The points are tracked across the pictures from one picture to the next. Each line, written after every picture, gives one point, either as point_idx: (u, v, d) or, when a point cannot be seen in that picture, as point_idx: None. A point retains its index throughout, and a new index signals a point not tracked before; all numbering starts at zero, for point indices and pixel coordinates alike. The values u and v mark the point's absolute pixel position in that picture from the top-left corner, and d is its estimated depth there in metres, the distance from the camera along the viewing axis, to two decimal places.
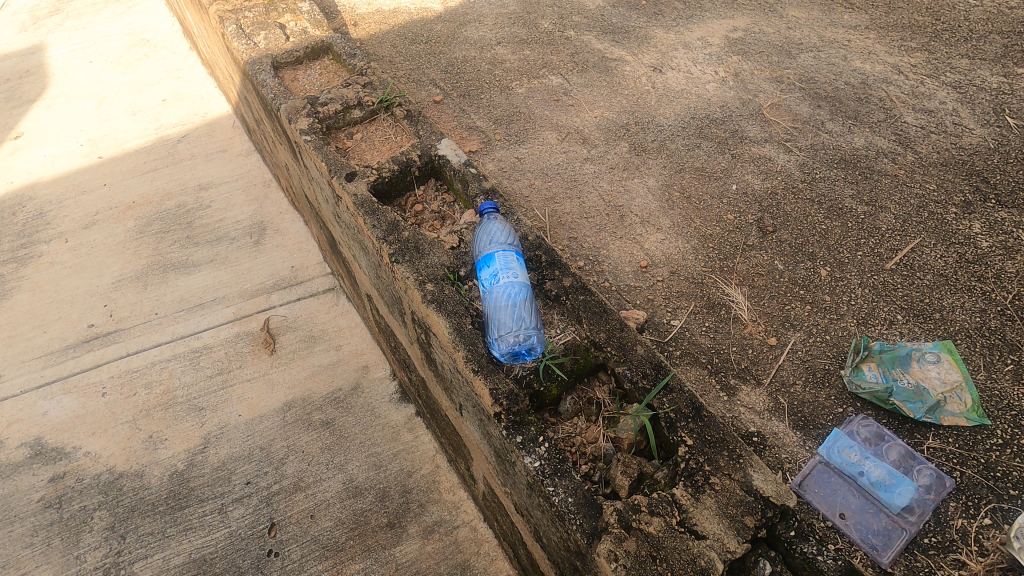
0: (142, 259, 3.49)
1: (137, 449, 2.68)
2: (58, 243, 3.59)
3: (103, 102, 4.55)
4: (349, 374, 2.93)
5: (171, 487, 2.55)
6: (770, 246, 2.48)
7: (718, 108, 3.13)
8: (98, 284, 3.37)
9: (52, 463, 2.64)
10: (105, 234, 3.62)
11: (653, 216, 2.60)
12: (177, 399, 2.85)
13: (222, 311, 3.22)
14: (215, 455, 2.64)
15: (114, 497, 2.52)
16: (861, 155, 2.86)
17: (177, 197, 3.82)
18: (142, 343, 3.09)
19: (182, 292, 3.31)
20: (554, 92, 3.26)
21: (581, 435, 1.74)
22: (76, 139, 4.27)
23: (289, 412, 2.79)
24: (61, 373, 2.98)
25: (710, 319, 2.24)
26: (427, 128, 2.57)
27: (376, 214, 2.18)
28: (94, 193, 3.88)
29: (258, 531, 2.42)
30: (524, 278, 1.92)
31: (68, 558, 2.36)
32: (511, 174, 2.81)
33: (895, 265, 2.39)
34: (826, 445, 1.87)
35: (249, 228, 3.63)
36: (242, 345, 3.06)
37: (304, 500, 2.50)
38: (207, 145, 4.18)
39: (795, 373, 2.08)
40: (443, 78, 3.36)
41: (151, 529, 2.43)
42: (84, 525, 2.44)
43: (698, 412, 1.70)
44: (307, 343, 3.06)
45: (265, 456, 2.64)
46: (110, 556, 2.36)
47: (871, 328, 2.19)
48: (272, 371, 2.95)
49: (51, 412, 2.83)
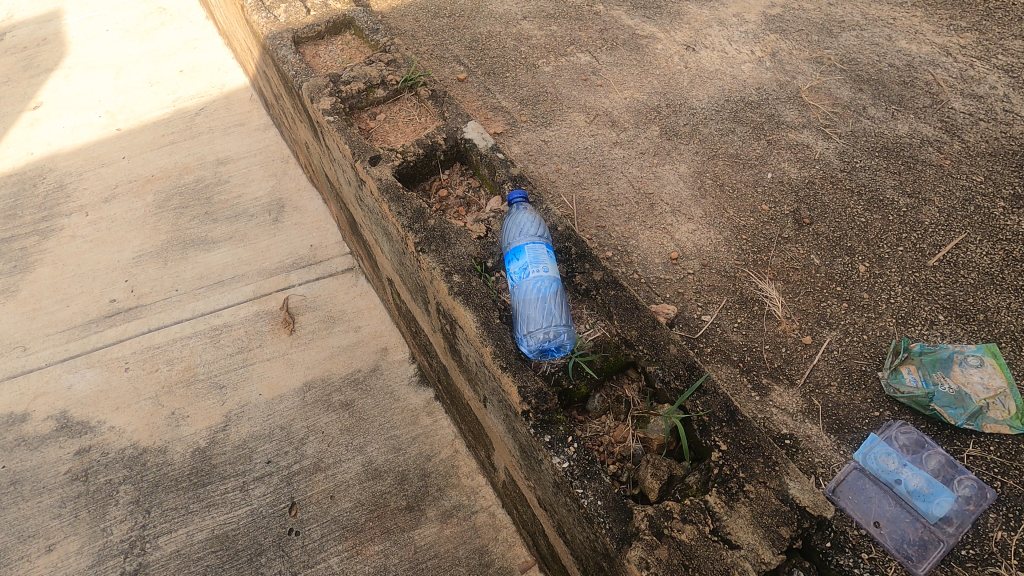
0: (161, 235, 3.47)
1: (160, 425, 2.71)
2: (78, 217, 3.59)
3: (121, 73, 4.49)
4: (368, 356, 2.91)
5: (193, 463, 2.58)
6: (807, 239, 2.38)
7: (754, 91, 3.00)
8: (119, 259, 3.37)
9: (77, 437, 2.68)
10: (125, 208, 3.61)
11: (684, 205, 2.51)
12: (199, 376, 2.87)
13: (242, 289, 3.21)
14: (237, 434, 2.66)
15: (138, 472, 2.56)
16: (905, 143, 2.73)
17: (196, 171, 3.79)
18: (163, 319, 3.10)
19: (202, 269, 3.30)
20: (582, 71, 3.13)
21: (610, 433, 1.72)
22: (94, 110, 4.23)
23: (308, 393, 2.79)
24: (84, 348, 3.00)
25: (742, 315, 2.16)
26: (452, 109, 2.48)
27: (401, 200, 2.11)
28: (114, 166, 3.86)
29: (279, 510, 2.44)
30: (555, 271, 1.84)
31: (95, 530, 2.40)
32: (538, 158, 2.71)
33: (938, 262, 2.30)
34: (863, 451, 1.81)
35: (268, 205, 3.59)
36: (262, 324, 3.06)
37: (324, 480, 2.52)
38: (225, 118, 4.13)
39: (831, 374, 2.00)
40: (467, 55, 3.24)
41: (175, 503, 2.46)
42: (110, 499, 2.48)
43: (733, 416, 1.65)
44: (327, 324, 3.06)
45: (286, 436, 2.65)
46: (135, 529, 2.40)
47: (911, 329, 2.11)
48: (292, 351, 2.95)
49: (76, 386, 2.86)
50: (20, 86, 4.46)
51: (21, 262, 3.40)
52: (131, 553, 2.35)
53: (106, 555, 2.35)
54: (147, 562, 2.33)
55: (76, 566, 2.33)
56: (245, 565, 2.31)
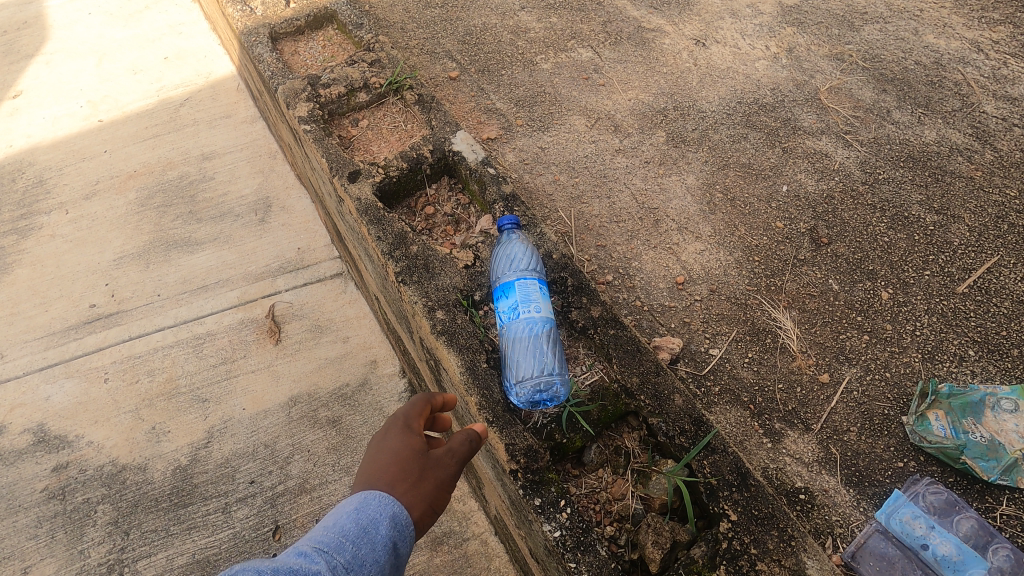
0: (144, 235, 3.29)
1: (141, 441, 2.56)
2: (58, 216, 3.40)
3: (104, 59, 4.26)
4: (355, 369, 2.75)
5: (173, 482, 2.44)
6: (825, 261, 2.19)
7: (769, 92, 2.77)
8: (100, 261, 3.20)
9: (55, 452, 2.54)
10: (106, 207, 3.43)
11: (692, 222, 2.31)
12: (180, 389, 2.71)
13: (226, 295, 3.03)
14: (219, 451, 2.52)
15: (117, 492, 2.42)
16: (932, 152, 2.51)
17: (179, 167, 3.59)
18: (144, 326, 2.94)
19: (185, 274, 3.12)
20: (583, 69, 2.91)
21: (607, 490, 1.57)
22: (76, 100, 4.01)
23: (294, 408, 2.64)
24: (63, 356, 2.84)
25: (753, 348, 1.98)
26: (440, 116, 2.27)
27: (382, 223, 1.93)
28: (95, 160, 3.66)
29: (263, 534, 2.31)
30: (548, 310, 1.66)
31: (72, 553, 2.27)
32: (534, 166, 2.51)
33: (968, 289, 2.11)
34: (886, 510, 1.65)
35: (253, 205, 3.40)
36: (246, 333, 2.89)
37: (310, 503, 2.38)
38: (211, 110, 3.90)
39: (850, 419, 1.83)
40: (460, 49, 3.01)
41: (155, 525, 2.33)
42: (88, 519, 2.35)
43: (745, 480, 1.49)
44: (314, 334, 2.89)
45: (269, 454, 2.51)
46: (113, 552, 2.27)
47: (938, 367, 1.93)
48: (277, 362, 2.79)
49: (53, 398, 2.71)
50: None
51: None
52: None
53: None
54: None
55: None
56: None
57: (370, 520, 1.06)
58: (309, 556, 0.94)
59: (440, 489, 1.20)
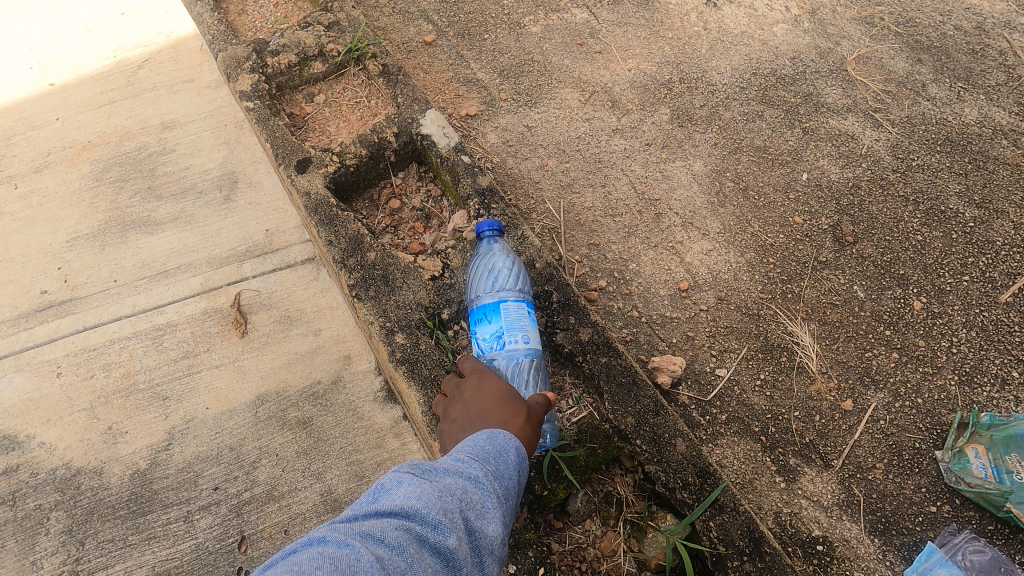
0: (98, 213, 2.60)
1: (96, 443, 1.99)
2: (5, 190, 2.73)
3: (53, 14, 3.49)
4: (327, 365, 2.14)
5: (133, 487, 1.90)
6: (849, 263, 1.92)
7: (788, 61, 2.43)
8: (52, 241, 2.53)
9: (1, 454, 1.99)
10: (58, 179, 2.73)
11: (698, 216, 2.02)
12: (139, 386, 2.11)
13: (188, 281, 2.37)
14: (181, 454, 1.95)
15: (72, 497, 1.88)
16: (973, 134, 2.21)
17: (138, 136, 2.87)
18: (100, 316, 2.29)
19: (143, 256, 2.45)
20: (578, 33, 2.55)
21: (595, 546, 1.36)
22: (21, 61, 3.26)
23: (261, 408, 2.04)
24: (11, 349, 2.23)
25: (767, 368, 1.73)
26: (407, 91, 1.94)
27: (335, 223, 1.64)
28: (45, 129, 2.94)
29: (228, 545, 1.80)
30: (536, 340, 1.39)
31: (24, 563, 1.78)
32: (518, 149, 2.19)
33: (1012, 298, 1.84)
34: (916, 568, 1.43)
35: (219, 179, 2.68)
36: (210, 324, 2.25)
37: (278, 512, 1.85)
38: (172, 73, 3.16)
39: (875, 453, 1.60)
40: (437, 9, 2.62)
41: (111, 534, 1.82)
42: (40, 527, 1.84)
43: (759, 546, 1.25)
44: (282, 326, 2.23)
45: (235, 459, 1.95)
46: (68, 564, 1.78)
47: (976, 391, 1.69)
48: (245, 357, 2.16)
49: (0, 393, 2.12)
50: None
51: None
52: None
53: None
54: None
55: None
56: None
57: (502, 443, 1.01)
58: (466, 461, 0.94)
59: (543, 432, 1.16)
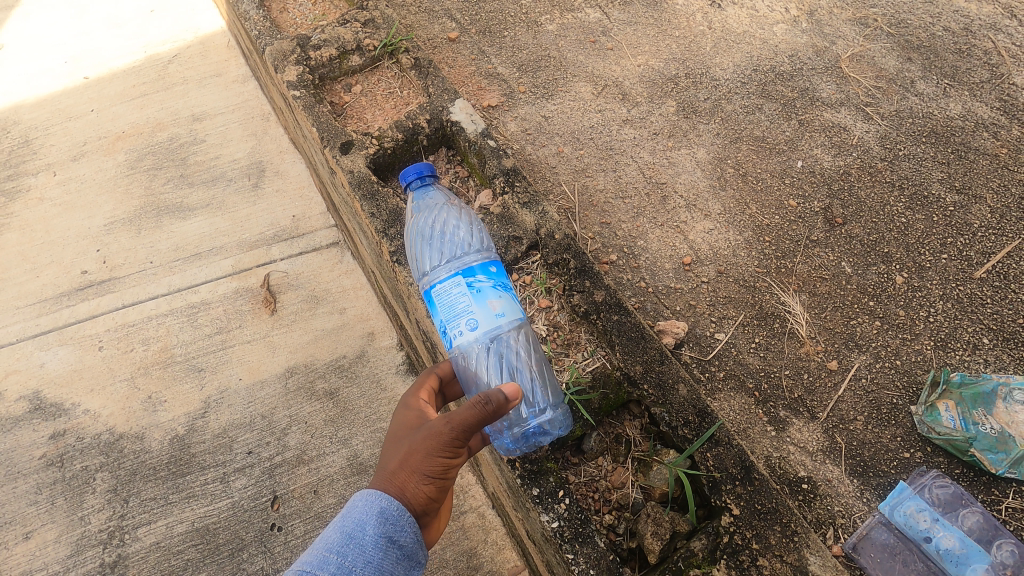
0: (133, 200, 2.88)
1: (137, 410, 2.26)
2: (45, 177, 3.00)
3: (86, 13, 3.80)
4: (352, 341, 2.40)
5: (173, 451, 2.17)
6: (838, 242, 2.11)
7: (787, 59, 2.62)
8: (90, 225, 2.80)
9: (52, 420, 2.26)
10: (94, 168, 3.01)
11: (701, 198, 2.22)
12: (176, 358, 2.39)
13: (220, 263, 2.64)
14: (217, 421, 2.22)
15: (116, 459, 2.16)
16: (956, 127, 2.39)
17: (170, 128, 3.14)
18: (138, 294, 2.57)
19: (177, 240, 2.72)
20: (591, 31, 2.74)
21: (606, 479, 1.55)
22: (58, 56, 3.56)
23: (291, 380, 2.31)
24: (55, 323, 2.51)
25: (761, 333, 1.92)
26: (438, 83, 2.14)
27: (376, 198, 1.84)
28: (81, 120, 3.22)
29: (261, 504, 2.05)
30: (484, 319, 1.33)
31: (72, 519, 2.04)
32: (536, 137, 2.39)
33: (986, 274, 2.03)
34: (890, 503, 1.62)
35: (246, 168, 2.96)
36: (241, 303, 2.52)
37: (307, 474, 2.10)
38: (200, 68, 3.44)
39: (857, 407, 1.79)
40: (460, 8, 2.82)
41: (153, 492, 2.08)
42: (87, 486, 2.10)
43: (748, 474, 1.44)
44: (309, 304, 2.51)
45: (267, 425, 2.21)
46: (113, 520, 2.04)
47: (951, 355, 1.87)
48: (275, 333, 2.44)
49: (48, 364, 2.40)
50: None
51: None
52: (110, 544, 2.00)
53: (84, 546, 1.99)
54: (127, 554, 1.98)
55: (54, 557, 1.98)
56: (227, 561, 1.95)
57: (357, 523, 1.10)
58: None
59: (431, 463, 1.19)
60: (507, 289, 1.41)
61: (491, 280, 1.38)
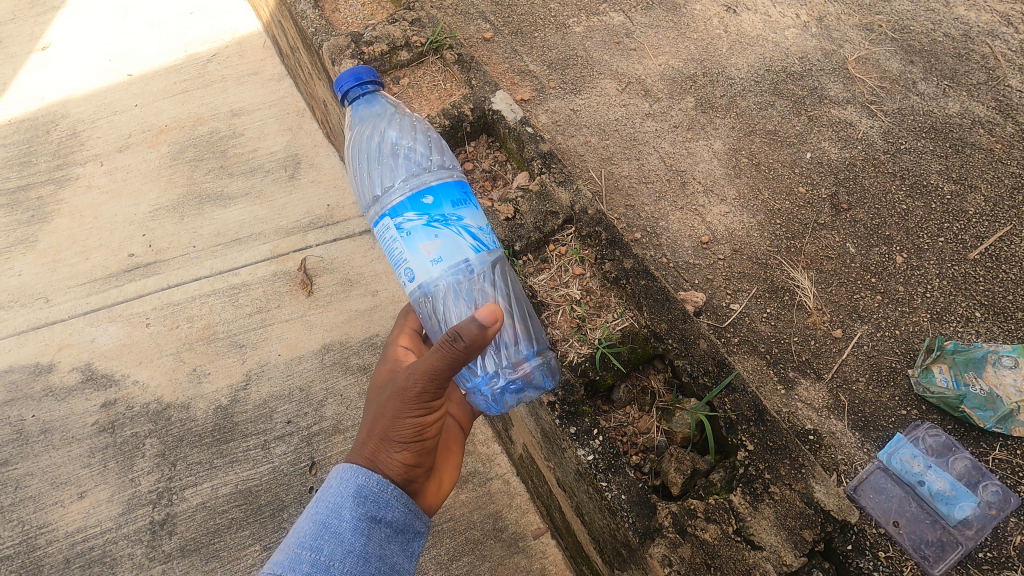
0: (177, 188, 3.10)
1: (183, 381, 2.47)
2: (93, 167, 3.23)
3: (129, 14, 4.07)
4: (384, 321, 2.61)
5: (216, 420, 2.37)
6: (843, 226, 2.30)
7: (797, 60, 2.83)
8: (136, 212, 3.02)
9: (103, 389, 2.47)
10: (139, 159, 3.24)
11: (717, 184, 2.42)
12: (219, 334, 2.59)
13: (258, 248, 2.85)
14: (257, 393, 2.43)
15: (163, 427, 2.36)
16: (955, 124, 2.58)
17: (210, 122, 3.37)
18: (181, 276, 2.78)
19: (219, 226, 2.94)
20: (615, 33, 2.96)
21: (633, 424, 1.73)
22: (103, 54, 3.81)
23: (326, 355, 2.52)
24: (105, 301, 2.72)
25: (772, 304, 2.11)
26: (480, 77, 2.38)
27: None
28: (126, 114, 3.46)
29: (300, 469, 2.26)
30: (421, 264, 1.43)
31: (123, 481, 2.24)
32: (566, 129, 2.60)
33: (979, 256, 2.22)
34: (888, 451, 1.81)
35: (282, 161, 3.18)
36: (279, 285, 2.73)
37: (342, 442, 2.31)
38: (239, 66, 3.68)
39: (859, 370, 1.98)
40: (493, 11, 3.04)
41: (199, 458, 2.29)
42: (137, 452, 2.31)
43: (761, 416, 1.65)
44: (343, 287, 2.72)
45: (304, 397, 2.42)
46: (162, 482, 2.24)
47: (945, 326, 2.06)
48: (310, 313, 2.65)
49: (99, 339, 2.60)
50: (25, 24, 4.06)
51: (37, 212, 3.07)
52: (159, 504, 2.20)
53: (135, 505, 2.20)
54: (174, 513, 2.18)
55: (107, 514, 2.19)
56: (268, 520, 2.15)
57: (332, 510, 1.20)
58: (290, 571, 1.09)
59: (401, 426, 1.34)
60: (446, 225, 1.48)
61: (423, 220, 1.46)
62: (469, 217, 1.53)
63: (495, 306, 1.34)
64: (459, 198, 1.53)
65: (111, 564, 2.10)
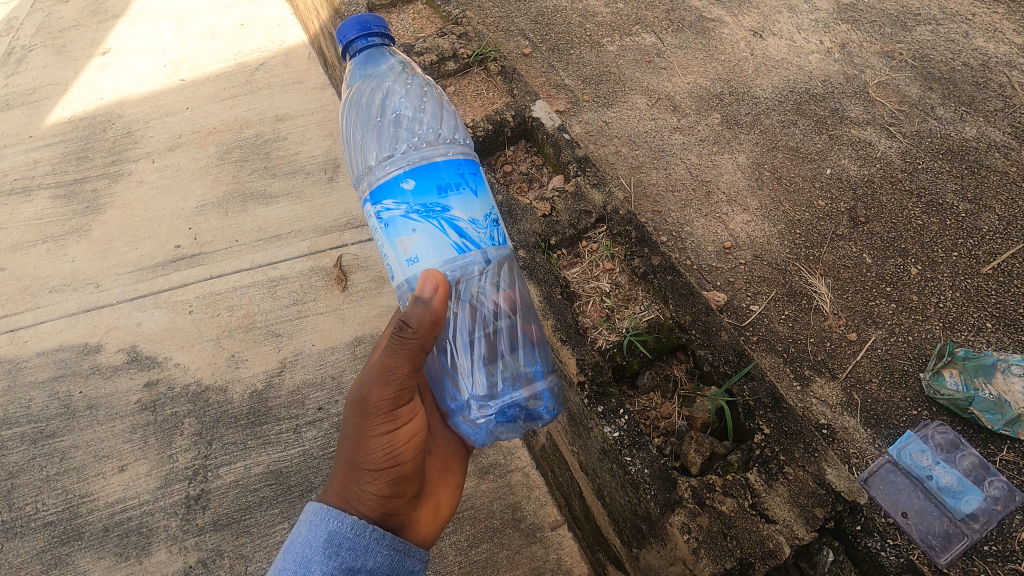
0: (223, 186, 3.31)
1: (222, 366, 2.63)
2: (144, 164, 3.45)
3: (184, 23, 4.37)
4: None
5: (251, 403, 2.52)
6: (861, 237, 2.42)
7: (820, 83, 2.97)
8: (184, 207, 3.23)
9: (146, 370, 2.63)
10: (188, 158, 3.47)
11: (740, 195, 2.56)
12: (257, 324, 2.76)
13: (297, 244, 3.04)
14: (291, 380, 2.58)
15: (201, 408, 2.51)
16: (971, 147, 2.70)
17: (256, 126, 3.61)
18: (223, 267, 2.97)
19: (261, 223, 3.13)
20: (646, 52, 3.14)
21: (656, 409, 1.86)
22: (159, 60, 4.09)
23: (359, 347, 2.67)
24: (151, 289, 2.90)
25: (790, 307, 2.23)
26: (521, 87, 2.55)
27: None
28: (178, 116, 3.70)
29: (330, 453, 2.38)
30: (397, 259, 1.43)
31: (162, 456, 2.39)
32: (598, 139, 2.77)
33: (992, 270, 2.32)
34: (898, 446, 1.92)
35: (324, 164, 3.38)
36: (316, 280, 2.90)
37: None
38: (284, 75, 3.92)
39: (872, 371, 2.09)
40: (533, 29, 3.25)
41: (234, 438, 2.43)
42: (176, 429, 2.46)
43: (777, 403, 1.77)
44: (377, 284, 2.88)
45: (336, 386, 2.56)
46: (198, 459, 2.38)
47: (957, 334, 2.16)
48: (345, 306, 2.81)
49: (144, 324, 2.78)
50: (88, 30, 4.37)
51: (92, 204, 3.29)
52: (194, 480, 2.33)
53: (171, 480, 2.34)
54: (209, 489, 2.31)
55: (145, 487, 2.33)
56: (298, 500, 2.28)
57: (301, 564, 1.24)
58: None
59: (367, 450, 1.40)
60: (427, 216, 1.40)
61: (402, 209, 1.41)
62: (457, 207, 1.44)
63: (436, 273, 1.37)
64: (446, 184, 1.44)
65: (147, 535, 2.22)
